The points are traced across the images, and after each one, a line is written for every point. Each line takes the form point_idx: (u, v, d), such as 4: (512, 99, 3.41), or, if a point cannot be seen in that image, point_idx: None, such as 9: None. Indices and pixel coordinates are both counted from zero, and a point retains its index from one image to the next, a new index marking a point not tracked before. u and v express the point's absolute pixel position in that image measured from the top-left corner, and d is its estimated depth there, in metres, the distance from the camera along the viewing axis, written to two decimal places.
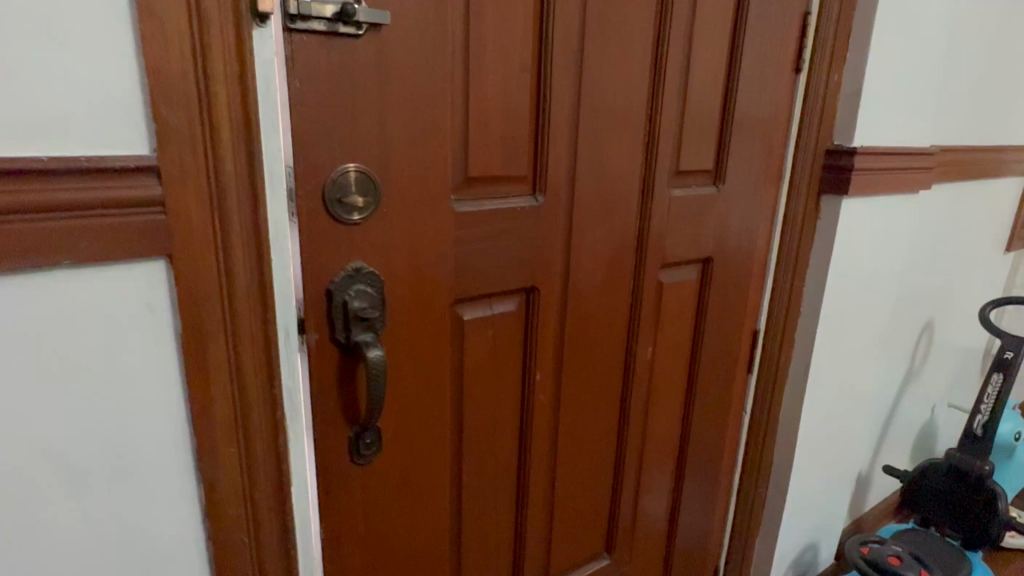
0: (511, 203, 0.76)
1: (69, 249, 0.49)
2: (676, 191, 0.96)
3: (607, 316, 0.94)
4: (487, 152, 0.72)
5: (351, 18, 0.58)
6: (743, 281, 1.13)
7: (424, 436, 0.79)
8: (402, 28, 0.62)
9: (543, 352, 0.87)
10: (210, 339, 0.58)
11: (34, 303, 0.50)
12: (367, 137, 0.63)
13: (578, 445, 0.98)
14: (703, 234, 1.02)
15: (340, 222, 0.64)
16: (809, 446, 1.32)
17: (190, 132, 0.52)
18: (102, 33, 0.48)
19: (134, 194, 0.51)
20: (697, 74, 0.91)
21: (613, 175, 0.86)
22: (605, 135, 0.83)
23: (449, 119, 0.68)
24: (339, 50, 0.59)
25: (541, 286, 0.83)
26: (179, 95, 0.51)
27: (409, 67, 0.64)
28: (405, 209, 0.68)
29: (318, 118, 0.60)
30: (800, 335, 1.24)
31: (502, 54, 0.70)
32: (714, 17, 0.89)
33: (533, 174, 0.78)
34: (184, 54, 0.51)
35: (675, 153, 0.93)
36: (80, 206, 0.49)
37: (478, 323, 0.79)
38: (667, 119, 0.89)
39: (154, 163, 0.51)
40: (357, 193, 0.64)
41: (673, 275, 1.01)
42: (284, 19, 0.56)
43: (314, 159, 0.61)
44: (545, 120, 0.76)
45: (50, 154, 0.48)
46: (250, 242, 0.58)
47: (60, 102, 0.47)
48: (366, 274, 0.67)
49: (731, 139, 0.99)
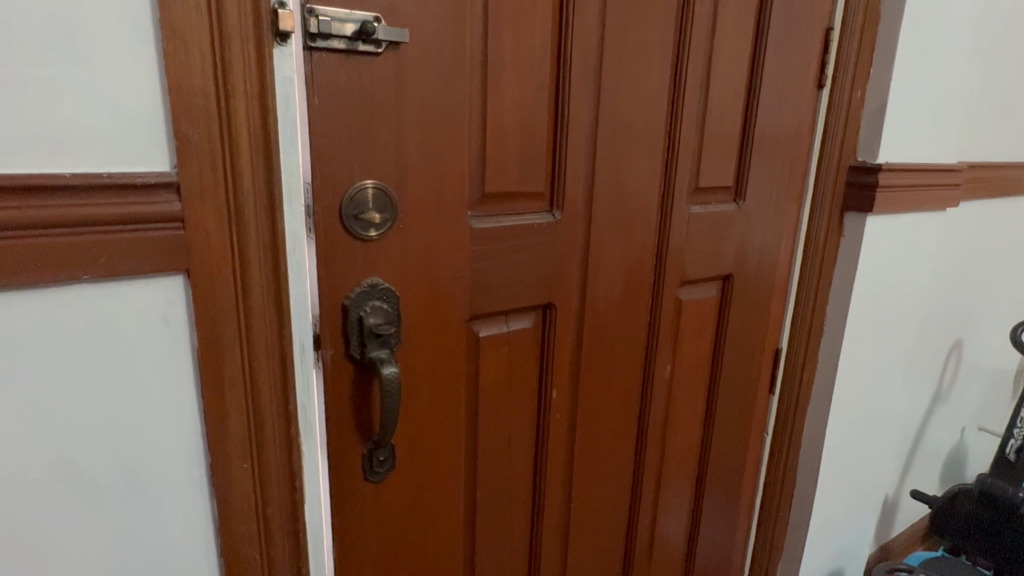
0: (528, 220, 0.76)
1: (90, 264, 0.50)
2: (697, 208, 0.94)
3: (624, 333, 0.92)
4: (504, 168, 0.72)
5: (371, 37, 0.58)
6: (764, 298, 1.11)
7: (438, 454, 0.78)
8: (421, 46, 0.62)
9: (560, 370, 0.86)
10: (226, 353, 0.58)
11: (55, 316, 0.50)
12: (384, 154, 0.63)
13: (595, 464, 0.96)
14: (723, 251, 1.00)
15: (356, 239, 0.64)
16: (832, 469, 1.29)
17: (210, 147, 0.53)
18: (127, 51, 0.49)
19: (153, 209, 0.51)
20: (717, 90, 0.90)
21: (631, 191, 0.85)
22: (623, 152, 0.83)
23: (467, 136, 0.68)
24: (358, 68, 0.60)
25: (557, 302, 0.82)
26: (199, 112, 0.52)
27: (427, 84, 0.64)
28: (421, 224, 0.67)
29: (336, 134, 0.60)
30: (824, 354, 1.21)
31: (520, 70, 0.70)
32: (734, 33, 0.89)
33: (550, 190, 0.78)
34: (205, 72, 0.51)
35: (694, 170, 0.92)
36: (100, 221, 0.49)
37: (494, 340, 0.78)
38: (687, 135, 0.89)
39: (174, 178, 0.52)
40: (374, 210, 0.64)
41: (692, 292, 1.00)
42: (304, 38, 0.56)
43: (332, 176, 0.61)
44: (562, 136, 0.76)
45: (73, 170, 0.49)
46: (267, 258, 0.58)
47: (85, 119, 0.48)
48: (381, 290, 0.67)
49: (752, 156, 0.98)
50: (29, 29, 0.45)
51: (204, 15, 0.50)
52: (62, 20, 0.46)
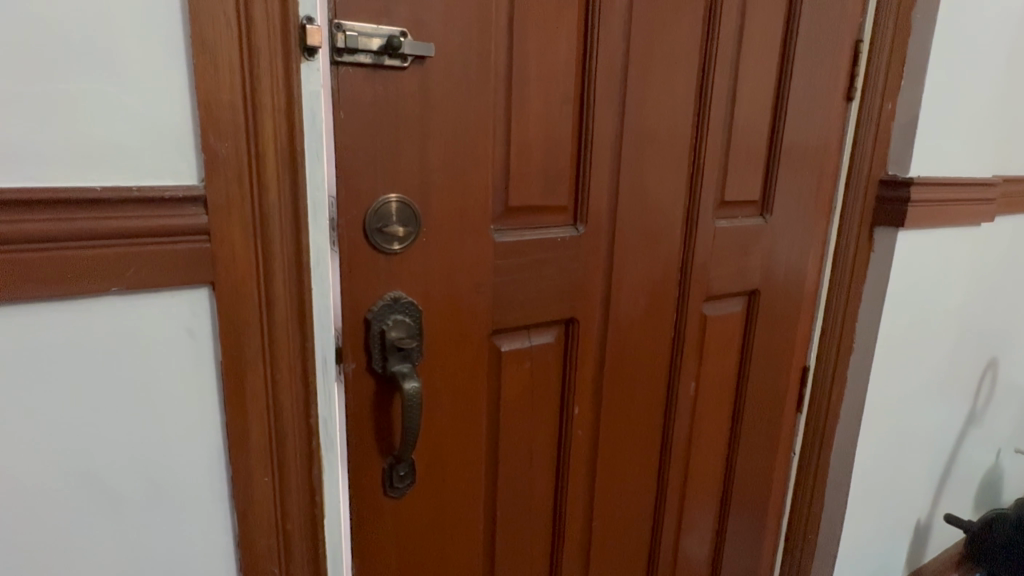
0: (551, 233, 0.75)
1: (120, 276, 0.51)
2: (723, 222, 0.93)
3: (648, 348, 0.91)
4: (528, 182, 0.71)
5: (397, 51, 0.58)
6: (791, 314, 1.08)
7: (458, 469, 0.77)
8: (447, 60, 0.62)
9: (582, 385, 0.85)
10: (249, 366, 0.58)
11: (84, 327, 0.51)
12: (408, 168, 0.63)
13: (616, 481, 0.95)
14: (749, 265, 0.98)
15: (380, 252, 0.64)
16: (863, 490, 1.25)
17: (237, 161, 0.53)
18: (159, 67, 0.49)
19: (180, 222, 0.52)
20: (744, 103, 0.89)
21: (657, 205, 0.84)
22: (648, 166, 0.82)
23: (491, 149, 0.68)
24: (384, 83, 0.60)
25: (580, 316, 0.81)
26: (227, 126, 0.52)
27: (451, 98, 0.64)
28: (444, 236, 0.67)
29: (361, 147, 0.60)
30: (853, 372, 1.17)
31: (545, 83, 0.70)
32: (761, 46, 0.88)
33: (573, 203, 0.77)
34: (234, 87, 0.52)
35: (720, 184, 0.90)
36: (128, 234, 0.50)
37: (516, 355, 0.77)
38: (713, 148, 0.88)
39: (201, 192, 0.52)
40: (398, 223, 0.64)
41: (718, 308, 0.98)
42: (332, 53, 0.57)
43: (357, 189, 0.61)
44: (587, 149, 0.75)
45: (104, 183, 0.49)
46: (291, 271, 0.58)
47: (117, 133, 0.49)
48: (404, 304, 0.66)
49: (779, 170, 0.97)
50: (66, 47, 0.46)
51: (234, 31, 0.51)
52: (98, 38, 0.47)
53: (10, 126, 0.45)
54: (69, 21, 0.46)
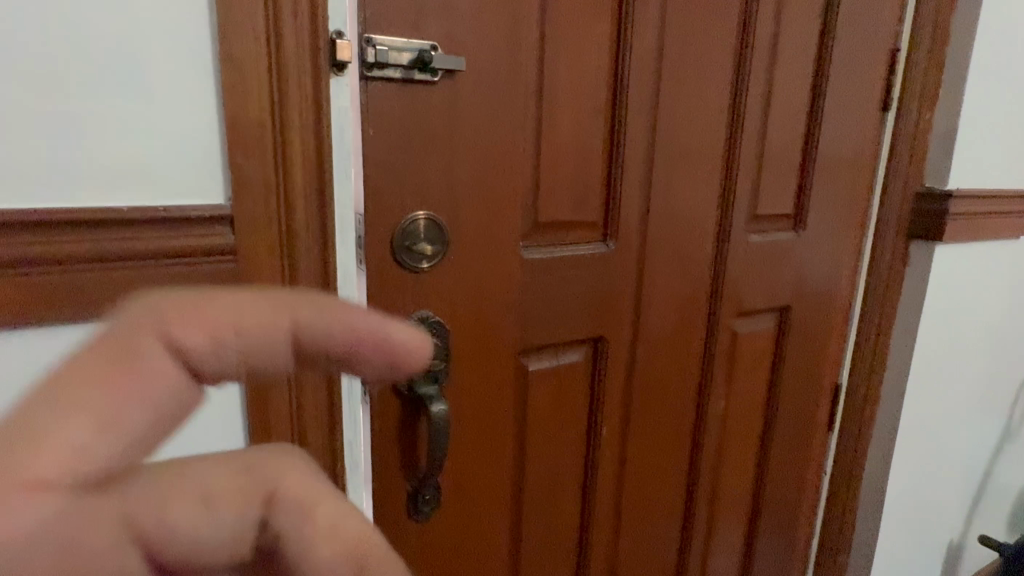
0: (581, 250, 0.73)
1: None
2: (755, 236, 0.90)
3: (677, 367, 0.88)
4: (557, 198, 0.70)
5: (428, 65, 0.57)
6: (823, 330, 1.05)
7: (484, 491, 0.75)
8: (477, 73, 0.61)
9: (610, 405, 0.82)
10: (273, 388, 0.56)
11: None
12: (437, 184, 0.61)
13: (643, 503, 0.92)
14: (781, 280, 0.95)
15: (408, 270, 0.62)
16: (897, 513, 1.21)
17: (264, 179, 0.52)
18: (187, 84, 0.48)
19: (206, 242, 0.50)
20: (777, 114, 0.86)
21: (688, 220, 0.82)
22: (680, 180, 0.79)
23: (521, 165, 0.66)
24: (413, 97, 0.58)
25: (609, 335, 0.79)
26: (254, 143, 0.51)
27: (481, 112, 0.62)
28: (473, 254, 0.65)
29: (389, 164, 0.59)
30: (887, 390, 1.14)
31: (576, 97, 0.68)
32: (795, 56, 0.86)
33: (603, 219, 0.75)
34: (261, 104, 0.50)
35: (753, 197, 0.88)
36: (154, 255, 0.49)
37: (543, 375, 0.75)
38: (746, 162, 0.85)
39: (227, 211, 0.51)
40: (426, 240, 0.62)
41: (749, 325, 0.95)
42: (361, 68, 0.55)
43: (385, 206, 0.60)
44: (618, 164, 0.73)
45: (132, 204, 0.48)
46: (317, 291, 0.57)
47: (144, 153, 0.48)
48: (431, 323, 0.64)
49: (812, 183, 0.94)
50: (94, 65, 0.45)
51: (263, 48, 0.50)
52: (125, 55, 0.46)
53: (37, 146, 0.44)
54: (97, 39, 0.45)
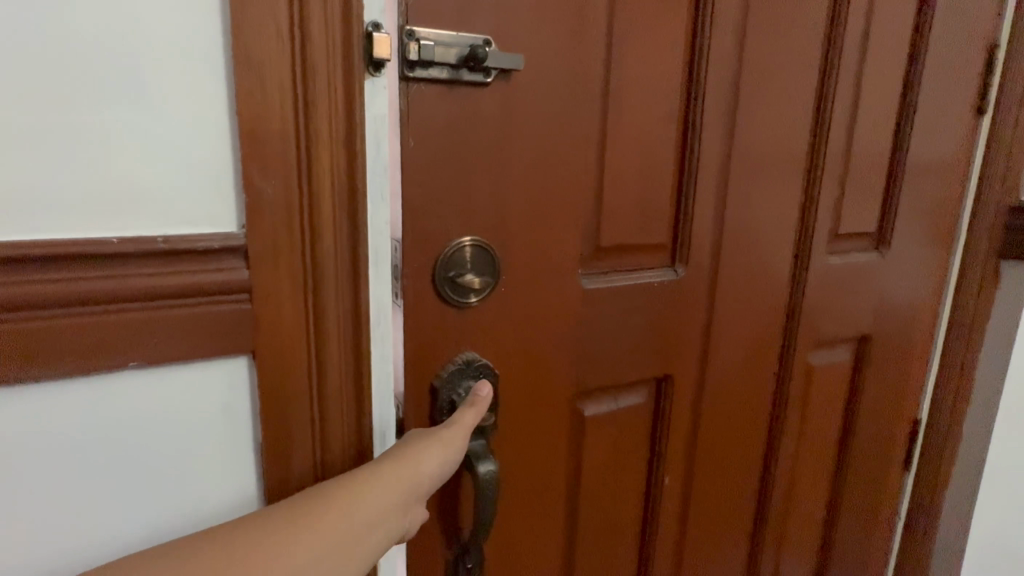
0: (648, 278, 0.63)
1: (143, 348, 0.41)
2: (836, 258, 0.79)
3: (747, 405, 0.78)
4: (621, 218, 0.60)
5: (481, 63, 0.47)
6: (904, 360, 0.94)
7: (531, 554, 0.65)
8: (536, 73, 0.51)
9: (674, 453, 0.72)
10: (295, 448, 0.47)
11: (96, 412, 0.41)
12: (487, 204, 0.52)
13: (705, 558, 0.81)
14: (862, 306, 0.85)
15: (452, 305, 0.53)
16: (979, 562, 1.08)
17: (286, 200, 0.43)
18: (193, 88, 0.39)
19: (215, 279, 0.42)
20: (864, 119, 0.76)
21: (764, 241, 0.72)
22: (757, 196, 0.69)
23: (582, 179, 0.56)
24: (461, 101, 0.49)
25: (674, 373, 0.69)
26: (275, 157, 0.42)
27: (538, 118, 0.53)
28: (527, 286, 0.56)
29: (432, 183, 0.49)
30: (972, 427, 1.01)
31: (646, 102, 0.58)
32: (886, 53, 0.75)
33: (671, 241, 0.65)
34: (284, 109, 0.42)
35: (835, 214, 0.77)
36: (152, 296, 0.40)
37: (601, 420, 0.65)
38: (829, 173, 0.75)
39: (241, 241, 0.42)
40: (473, 271, 0.52)
41: (825, 356, 0.84)
42: (401, 67, 0.46)
43: (426, 231, 0.50)
44: (689, 178, 0.63)
45: (125, 234, 0.39)
46: (348, 333, 0.48)
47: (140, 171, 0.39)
48: (477, 367, 0.55)
49: (898, 197, 0.83)
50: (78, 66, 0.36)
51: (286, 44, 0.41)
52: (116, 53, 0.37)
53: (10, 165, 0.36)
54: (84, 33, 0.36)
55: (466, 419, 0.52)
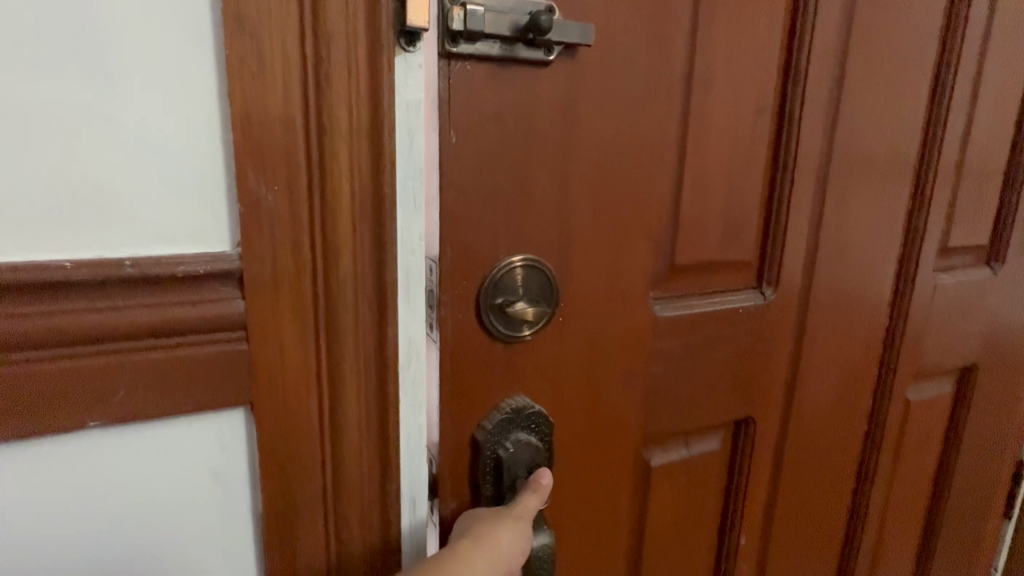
0: (729, 301, 0.52)
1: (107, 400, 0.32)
2: (944, 276, 0.67)
3: (836, 450, 0.66)
4: (701, 231, 0.49)
5: (543, 36, 0.36)
6: (1013, 392, 0.81)
7: None
8: (607, 50, 0.41)
9: (753, 506, 0.61)
10: (301, 517, 0.39)
11: (46, 479, 0.32)
12: (544, 215, 0.42)
13: None
14: (971, 331, 0.72)
15: (499, 338, 0.42)
16: None
17: (292, 213, 0.34)
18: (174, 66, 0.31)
19: (201, 313, 0.33)
20: (985, 110, 0.63)
21: (864, 256, 0.60)
22: (859, 202, 0.57)
23: (658, 182, 0.46)
24: (515, 84, 0.38)
25: (756, 414, 0.58)
26: (277, 156, 0.33)
27: (606, 108, 0.42)
28: (587, 311, 0.45)
29: (477, 189, 0.39)
30: None
31: (737, 86, 0.47)
32: (1015, 29, 0.62)
33: (758, 257, 0.54)
34: (289, 98, 0.33)
35: (946, 224, 0.65)
36: (120, 334, 0.32)
37: (669, 472, 0.54)
38: (944, 174, 0.62)
39: (234, 266, 0.34)
40: (525, 298, 0.42)
41: (925, 391, 0.72)
42: (443, 42, 0.35)
43: (469, 246, 0.39)
44: (782, 184, 0.52)
45: (80, 256, 0.31)
46: (371, 379, 0.38)
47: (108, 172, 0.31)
48: (529, 415, 0.44)
49: (1018, 202, 0.70)
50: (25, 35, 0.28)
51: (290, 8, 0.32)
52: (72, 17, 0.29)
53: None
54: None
55: (532, 505, 0.42)
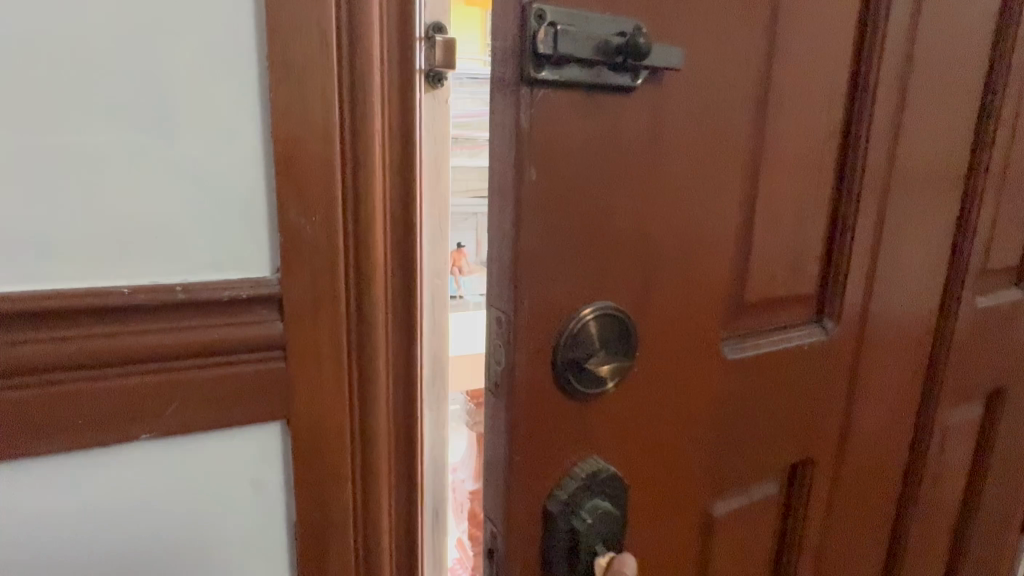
0: (793, 342, 0.47)
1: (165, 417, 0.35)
2: (982, 299, 0.65)
3: (880, 478, 0.62)
4: (772, 261, 0.43)
5: (641, 62, 0.31)
6: None
7: None
8: (690, 74, 0.34)
9: (808, 548, 0.57)
10: (332, 527, 0.41)
11: (100, 486, 0.35)
12: (627, 258, 0.35)
13: None
14: (1004, 353, 0.70)
15: (574, 400, 0.35)
16: None
17: (329, 240, 0.37)
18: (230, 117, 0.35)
19: (242, 334, 0.36)
20: None
21: (914, 279, 0.55)
22: (914, 223, 0.53)
23: (738, 209, 0.39)
24: (603, 115, 0.32)
25: (815, 452, 0.53)
26: (316, 188, 0.36)
27: (698, 134, 0.35)
28: (663, 360, 0.39)
29: (555, 229, 0.32)
30: None
31: (806, 101, 0.40)
32: None
33: (817, 289, 0.49)
34: (327, 132, 0.36)
35: (989, 243, 0.62)
36: (168, 354, 0.35)
37: (735, 524, 0.49)
38: (990, 188, 0.58)
39: (275, 290, 0.37)
40: (602, 352, 0.35)
41: (960, 416, 0.69)
42: (524, 72, 0.29)
43: (545, 298, 0.32)
44: (849, 205, 0.47)
45: (136, 283, 0.34)
46: (398, 395, 0.41)
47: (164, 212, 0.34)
48: (604, 479, 0.37)
49: None
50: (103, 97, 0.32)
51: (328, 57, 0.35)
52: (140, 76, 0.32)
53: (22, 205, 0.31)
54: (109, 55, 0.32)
55: None
